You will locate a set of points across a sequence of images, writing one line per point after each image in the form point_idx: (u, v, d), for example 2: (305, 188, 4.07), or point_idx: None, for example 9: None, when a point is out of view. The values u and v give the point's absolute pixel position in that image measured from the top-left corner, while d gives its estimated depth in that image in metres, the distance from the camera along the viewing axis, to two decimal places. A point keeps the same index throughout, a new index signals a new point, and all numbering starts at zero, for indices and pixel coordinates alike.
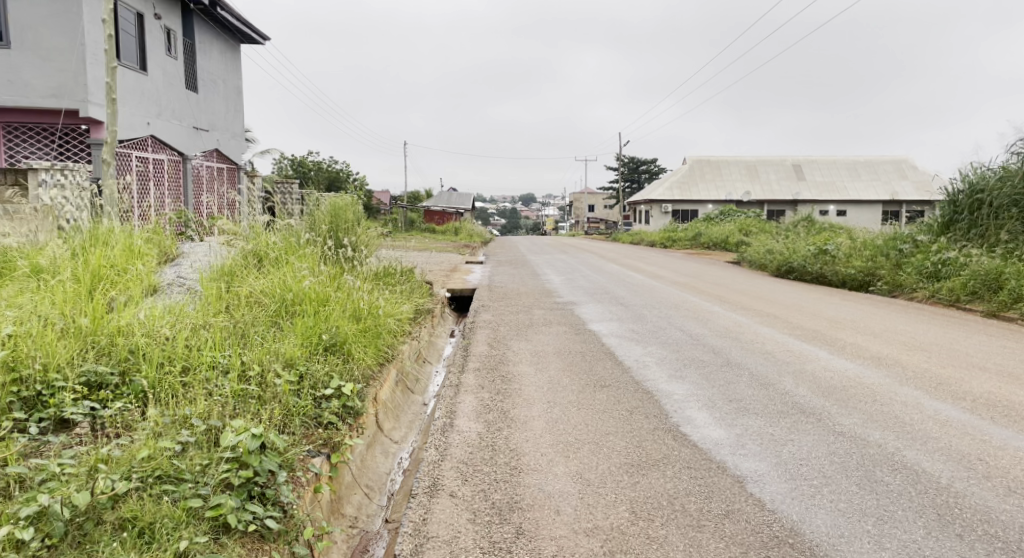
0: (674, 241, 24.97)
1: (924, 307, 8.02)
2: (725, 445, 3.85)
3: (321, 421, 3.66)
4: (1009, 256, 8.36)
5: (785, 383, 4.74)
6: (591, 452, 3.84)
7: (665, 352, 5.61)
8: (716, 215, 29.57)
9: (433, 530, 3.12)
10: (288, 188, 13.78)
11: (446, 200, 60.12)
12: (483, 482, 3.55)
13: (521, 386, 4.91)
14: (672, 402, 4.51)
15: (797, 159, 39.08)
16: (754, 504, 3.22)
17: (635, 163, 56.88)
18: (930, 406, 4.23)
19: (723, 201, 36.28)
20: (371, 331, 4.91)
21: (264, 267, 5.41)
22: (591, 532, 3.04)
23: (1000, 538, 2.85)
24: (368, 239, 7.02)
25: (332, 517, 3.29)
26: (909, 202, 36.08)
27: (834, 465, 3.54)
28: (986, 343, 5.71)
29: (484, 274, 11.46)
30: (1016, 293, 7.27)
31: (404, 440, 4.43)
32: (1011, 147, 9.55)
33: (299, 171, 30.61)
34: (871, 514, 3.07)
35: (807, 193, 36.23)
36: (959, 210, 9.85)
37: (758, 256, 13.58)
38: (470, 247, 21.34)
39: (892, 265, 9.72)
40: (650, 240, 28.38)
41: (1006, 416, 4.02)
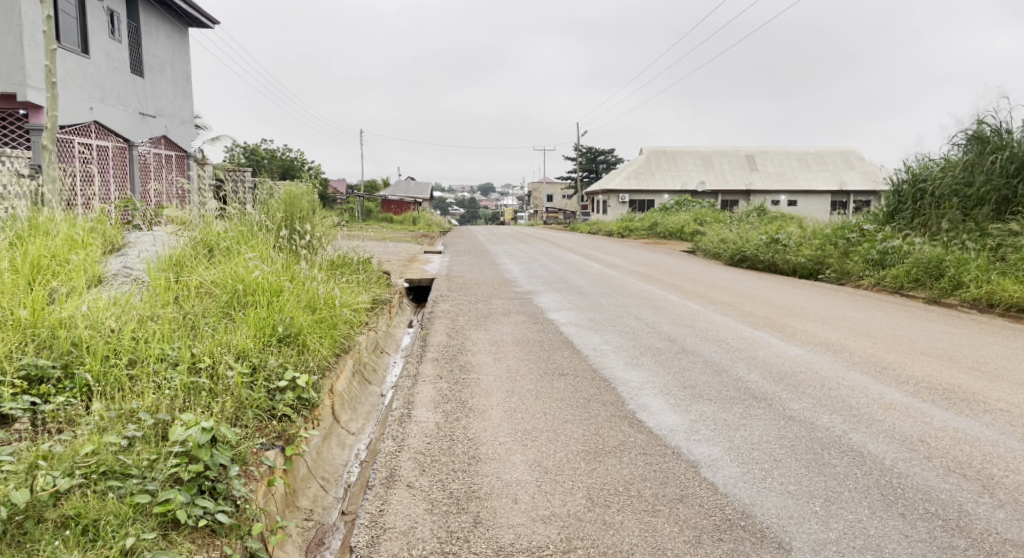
0: (629, 230, 25.31)
1: (870, 294, 8.25)
2: (680, 430, 3.92)
3: (274, 414, 3.62)
4: (950, 243, 8.69)
5: (737, 369, 4.83)
6: (549, 440, 3.87)
7: (622, 340, 5.67)
8: (671, 204, 29.99)
9: (390, 521, 3.11)
10: (242, 177, 12.95)
11: (405, 189, 59.75)
12: (441, 472, 3.55)
13: (478, 376, 4.89)
14: (629, 389, 4.57)
15: (749, 150, 39.87)
16: (707, 488, 3.29)
17: (593, 153, 57.34)
18: (875, 390, 4.36)
19: (678, 191, 36.84)
20: (327, 322, 4.83)
21: (216, 257, 5.23)
22: (548, 520, 3.07)
23: (940, 516, 2.97)
24: (323, 228, 6.87)
25: (287, 511, 3.25)
26: (856, 193, 37.15)
27: (783, 449, 3.63)
28: (929, 329, 5.90)
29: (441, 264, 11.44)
30: (955, 279, 7.57)
31: (361, 432, 4.38)
32: (951, 139, 9.92)
33: (252, 159, 29.99)
34: (819, 496, 3.17)
35: (758, 183, 36.99)
36: (903, 200, 10.29)
37: (713, 245, 13.81)
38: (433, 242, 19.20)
39: (840, 254, 9.98)
40: (606, 230, 28.74)
41: (946, 399, 4.16)
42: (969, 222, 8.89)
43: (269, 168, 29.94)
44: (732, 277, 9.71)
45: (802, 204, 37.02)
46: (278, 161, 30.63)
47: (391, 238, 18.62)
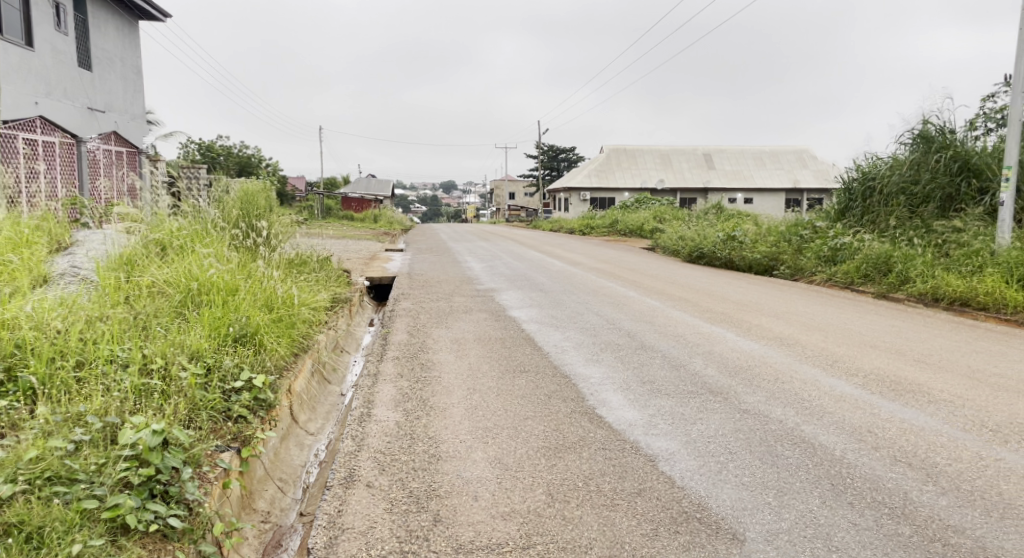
0: (590, 228, 25.51)
1: (822, 290, 8.46)
2: (638, 425, 3.97)
3: (229, 415, 3.55)
4: (897, 239, 8.96)
5: (694, 364, 4.91)
6: (509, 437, 3.88)
7: (583, 336, 5.70)
8: (631, 202, 30.31)
9: (348, 521, 3.09)
10: (196, 174, 12.63)
11: (365, 186, 59.21)
12: (401, 471, 3.53)
13: (439, 374, 4.88)
14: (590, 386, 4.60)
15: (708, 148, 40.49)
16: (665, 482, 3.34)
17: (556, 151, 57.60)
18: (826, 382, 4.47)
19: (638, 189, 37.25)
20: (285, 322, 4.76)
21: (169, 256, 5.11)
22: (508, 516, 3.08)
23: (886, 504, 3.06)
24: (281, 225, 6.77)
25: (242, 513, 3.20)
26: (810, 191, 37.99)
27: (738, 442, 3.71)
28: (878, 323, 6.08)
29: (402, 262, 11.40)
30: (902, 274, 7.80)
31: (320, 431, 4.33)
32: (898, 139, 10.23)
33: (207, 155, 29.40)
34: (771, 487, 3.24)
35: (716, 181, 37.58)
36: (853, 197, 10.59)
37: (672, 242, 14.01)
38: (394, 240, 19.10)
39: (793, 250, 10.21)
40: (568, 227, 28.92)
41: (893, 391, 4.29)
42: (915, 219, 9.17)
43: (224, 165, 29.41)
44: (691, 274, 9.85)
45: (759, 202, 37.75)
46: (234, 158, 30.10)
47: (351, 236, 18.47)
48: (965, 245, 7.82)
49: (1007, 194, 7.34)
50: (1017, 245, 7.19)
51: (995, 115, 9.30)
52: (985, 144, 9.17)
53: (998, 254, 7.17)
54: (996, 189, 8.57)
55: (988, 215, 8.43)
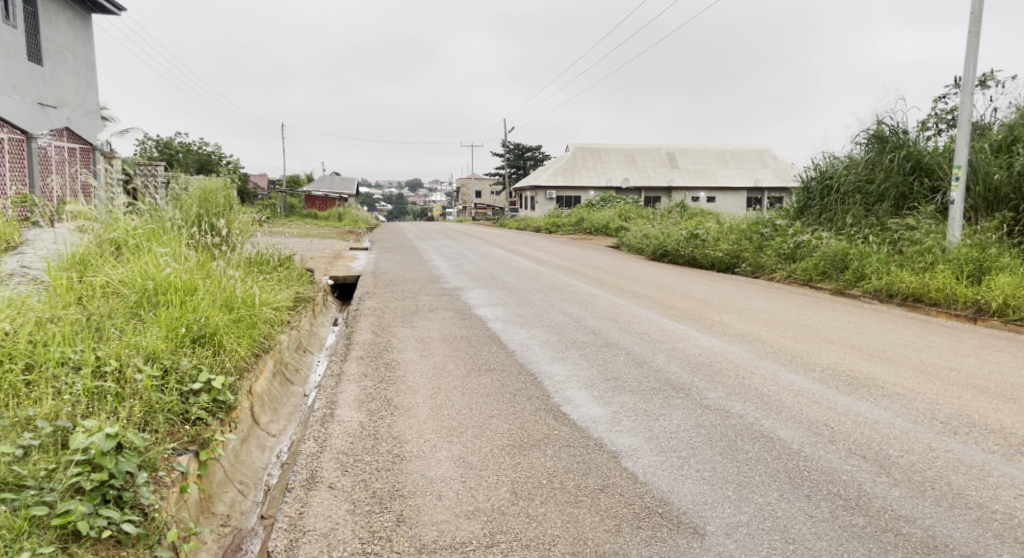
0: (556, 227, 25.61)
1: (782, 287, 8.61)
2: (602, 422, 4.00)
3: (187, 417, 3.48)
4: (853, 236, 9.17)
5: (658, 361, 4.96)
6: (474, 436, 3.87)
7: (548, 335, 5.71)
8: (596, 201, 30.51)
9: (310, 524, 3.05)
10: (152, 171, 12.36)
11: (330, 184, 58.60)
12: (364, 472, 3.50)
13: (404, 374, 4.85)
14: (555, 383, 4.62)
15: (672, 148, 40.95)
16: (628, 477, 3.37)
17: (523, 150, 57.72)
18: (785, 377, 4.56)
19: (603, 187, 37.50)
20: (245, 322, 4.68)
21: (124, 255, 4.98)
22: (471, 515, 3.08)
23: (841, 496, 3.13)
24: (241, 224, 6.67)
25: (201, 517, 3.14)
26: (770, 190, 38.59)
27: (700, 437, 3.76)
28: (836, 319, 6.21)
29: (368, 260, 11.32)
30: (859, 272, 7.98)
31: (282, 433, 4.27)
32: (854, 139, 10.46)
33: (166, 152, 28.82)
34: (732, 481, 3.29)
35: (679, 180, 38.00)
36: (812, 196, 10.82)
37: (636, 240, 14.15)
38: (359, 238, 18.97)
39: (754, 248, 10.38)
40: (534, 226, 29.00)
41: (849, 385, 4.39)
42: (871, 217, 9.39)
43: (184, 163, 28.89)
44: (655, 272, 9.94)
45: (721, 201, 38.24)
46: (193, 156, 29.57)
47: (315, 234, 18.27)
48: (917, 242, 8.03)
49: (956, 193, 7.56)
50: (966, 243, 7.41)
51: (946, 116, 9.58)
52: (937, 144, 9.44)
53: (949, 252, 7.38)
54: (946, 187, 8.83)
55: (939, 213, 8.68)
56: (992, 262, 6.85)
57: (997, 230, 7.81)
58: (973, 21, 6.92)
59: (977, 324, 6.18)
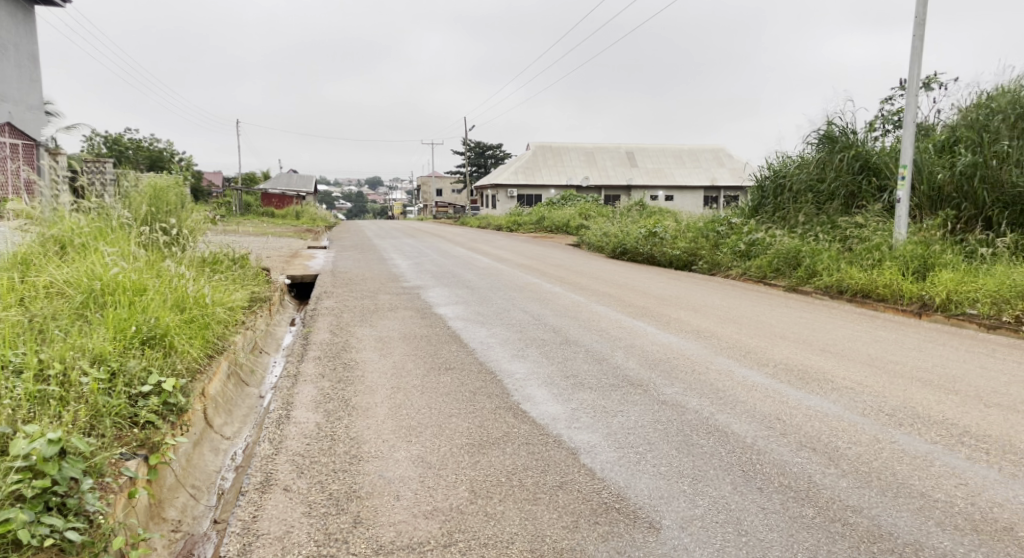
0: (517, 225, 25.66)
1: (738, 284, 8.76)
2: (561, 419, 4.02)
3: (136, 421, 3.39)
4: (805, 234, 9.38)
5: (616, 358, 5.00)
6: (433, 435, 3.85)
7: (508, 333, 5.71)
8: (557, 199, 30.66)
9: (264, 527, 3.00)
10: (101, 168, 12.00)
11: (288, 182, 57.79)
12: (320, 474, 3.45)
13: (363, 373, 4.80)
14: (514, 381, 4.62)
15: (631, 147, 41.40)
16: (586, 474, 3.39)
17: (485, 148, 57.72)
18: (739, 372, 4.64)
19: (563, 185, 37.67)
20: (198, 322, 4.57)
21: (69, 254, 4.83)
22: (429, 515, 3.06)
23: (792, 488, 3.20)
24: (193, 222, 6.52)
25: (151, 523, 3.06)
26: (726, 189, 39.23)
27: (656, 432, 3.80)
28: (789, 315, 6.34)
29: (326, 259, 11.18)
30: (810, 268, 8.17)
31: (237, 435, 4.18)
32: (806, 139, 10.71)
33: (115, 149, 28.14)
34: (687, 475, 3.33)
35: (638, 179, 38.42)
36: (765, 195, 11.05)
37: (596, 238, 14.27)
38: (317, 237, 18.74)
39: (710, 246, 10.56)
40: (495, 224, 29.02)
41: (801, 379, 4.49)
42: (822, 215, 9.63)
43: (134, 160, 28.24)
44: (615, 269, 10.03)
45: (678, 200, 38.73)
46: (144, 153, 28.95)
47: (270, 232, 18.01)
48: (866, 240, 8.27)
49: (902, 192, 7.80)
50: (912, 240, 7.65)
51: (892, 117, 9.87)
52: (883, 144, 9.73)
53: (895, 249, 7.61)
54: (893, 187, 9.11)
55: (886, 211, 8.94)
56: (935, 259, 7.09)
57: (940, 228, 8.09)
58: (917, 24, 7.13)
59: (922, 319, 6.39)
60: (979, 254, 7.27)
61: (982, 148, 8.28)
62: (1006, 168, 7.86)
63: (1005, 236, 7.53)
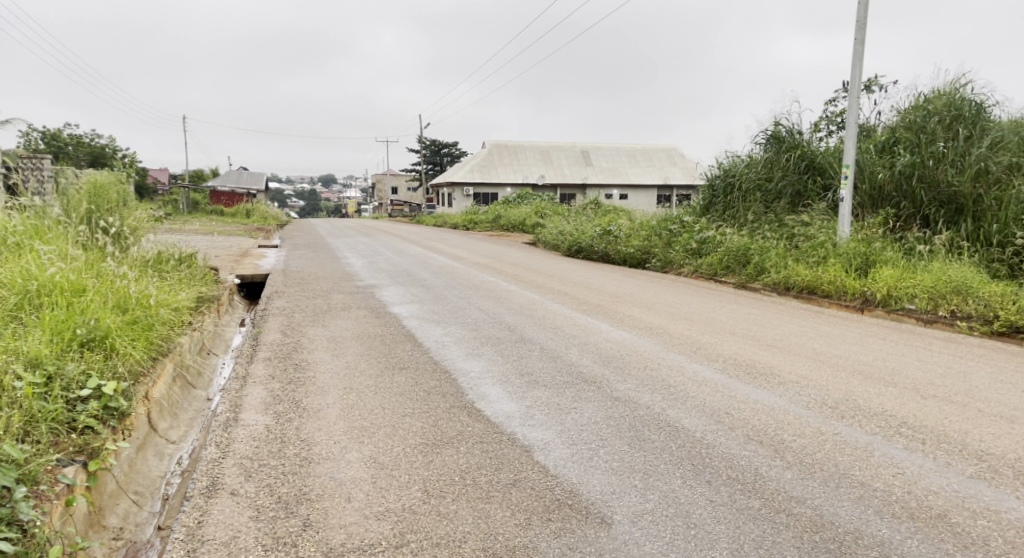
0: (474, 224, 25.61)
1: (689, 281, 8.91)
2: (516, 417, 4.02)
3: (75, 426, 3.27)
4: (753, 232, 9.59)
5: (571, 355, 5.03)
6: (386, 436, 3.81)
7: (464, 331, 5.70)
8: (513, 197, 30.68)
9: (210, 533, 2.93)
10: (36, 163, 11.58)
11: (239, 179, 56.62)
12: (269, 477, 3.38)
13: (314, 374, 4.72)
14: (469, 380, 4.61)
15: (586, 146, 41.75)
16: (539, 471, 3.40)
17: (440, 146, 57.45)
18: (690, 368, 4.72)
19: (518, 184, 37.76)
20: (141, 324, 4.44)
21: (3, 253, 4.63)
22: (381, 516, 3.02)
23: (739, 480, 3.26)
24: (136, 221, 6.33)
25: (90, 531, 2.95)
26: (679, 188, 39.81)
27: (609, 428, 3.83)
28: (738, 312, 6.47)
29: (277, 258, 10.99)
30: (759, 266, 8.35)
31: (183, 439, 4.05)
32: (754, 139, 10.95)
33: (53, 144, 27.27)
34: (639, 470, 3.37)
35: (593, 177, 38.73)
36: (716, 193, 11.25)
37: (552, 236, 14.34)
38: (265, 234, 18.44)
39: (663, 244, 10.72)
40: (451, 223, 28.92)
41: (749, 374, 4.59)
42: (770, 213, 9.86)
43: (74, 156, 27.41)
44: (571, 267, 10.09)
45: (632, 198, 39.15)
46: (84, 148, 28.12)
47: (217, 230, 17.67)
48: (812, 237, 8.49)
49: (845, 191, 8.03)
50: (854, 238, 7.89)
51: (836, 118, 10.16)
52: (828, 144, 10.00)
53: (839, 246, 7.83)
54: (837, 186, 9.38)
55: (831, 210, 9.20)
56: (877, 256, 7.33)
57: (882, 226, 8.36)
58: (858, 28, 7.33)
59: (865, 314, 6.59)
60: (917, 252, 7.54)
61: (919, 149, 8.59)
62: (942, 168, 8.18)
63: (941, 234, 7.82)
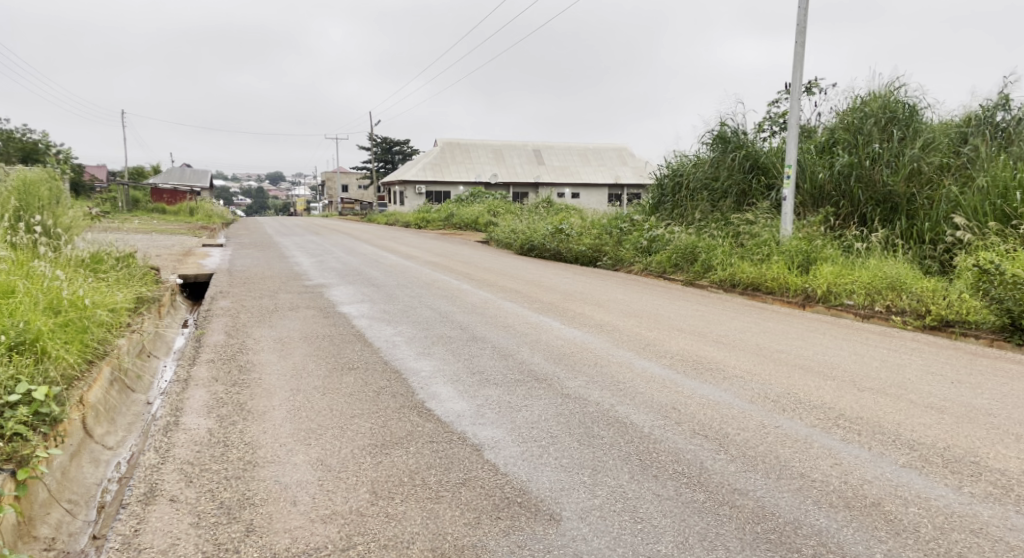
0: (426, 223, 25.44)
1: (639, 279, 9.03)
2: (466, 416, 4.00)
3: (1, 434, 3.13)
4: (700, 230, 9.77)
5: (522, 353, 5.04)
6: (334, 437, 3.75)
7: (415, 330, 5.65)
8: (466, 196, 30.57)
9: (147, 541, 2.83)
10: None
11: (184, 176, 55.11)
12: (211, 482, 3.29)
13: (260, 376, 4.61)
14: (419, 379, 4.57)
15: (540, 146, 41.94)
16: (489, 469, 3.39)
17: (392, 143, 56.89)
18: (639, 364, 4.78)
19: (471, 182, 37.72)
20: (75, 327, 4.27)
21: None
22: (327, 519, 2.97)
23: (685, 474, 3.31)
24: (70, 220, 6.09)
25: (18, 543, 2.82)
26: (630, 188, 40.30)
27: (559, 425, 3.84)
28: (685, 309, 6.58)
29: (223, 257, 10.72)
30: (706, 264, 8.52)
31: (121, 444, 3.90)
32: (701, 138, 11.15)
33: None
34: (587, 467, 3.39)
35: (546, 176, 38.89)
36: (665, 192, 11.42)
37: (505, 235, 14.36)
38: (209, 233, 17.98)
39: (614, 242, 10.85)
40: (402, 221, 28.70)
41: (696, 369, 4.66)
42: (717, 212, 10.08)
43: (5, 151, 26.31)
44: (523, 266, 10.10)
45: (585, 197, 39.46)
46: (17, 144, 27.02)
47: (157, 229, 17.16)
48: (756, 235, 8.70)
49: (788, 190, 8.26)
50: (796, 236, 8.11)
51: (779, 119, 10.43)
52: (771, 144, 10.26)
53: (782, 244, 8.04)
54: (780, 185, 9.63)
55: (774, 209, 9.44)
56: (818, 254, 7.56)
57: (822, 224, 8.62)
58: (799, 32, 7.53)
59: (806, 310, 6.78)
60: (855, 249, 7.81)
61: (857, 150, 8.88)
62: (878, 168, 8.48)
63: (877, 231, 8.11)
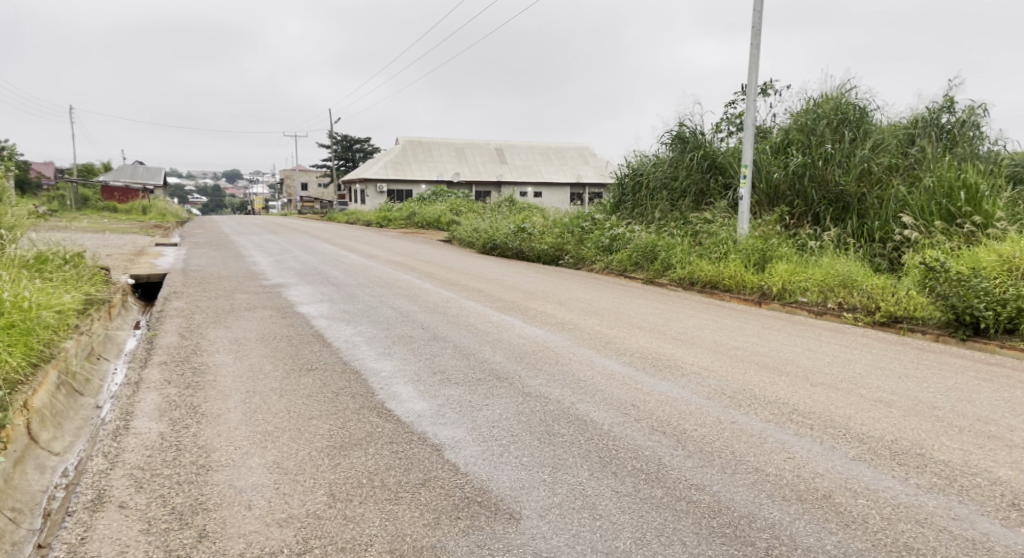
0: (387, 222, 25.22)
1: (600, 277, 9.09)
2: (426, 416, 3.98)
3: None
4: (660, 229, 9.88)
5: (483, 352, 5.03)
6: (291, 439, 3.68)
7: (376, 330, 5.60)
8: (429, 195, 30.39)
9: (94, 549, 2.75)
10: None
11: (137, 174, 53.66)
12: (162, 487, 3.20)
13: (215, 378, 4.51)
14: (379, 380, 4.52)
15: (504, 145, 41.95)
16: (449, 469, 3.37)
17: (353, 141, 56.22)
18: (599, 362, 4.81)
19: (434, 182, 37.58)
20: (18, 329, 4.13)
21: None
22: (283, 523, 2.92)
23: (643, 470, 3.34)
24: (13, 219, 5.88)
25: None
26: (592, 187, 40.57)
27: (520, 424, 3.84)
28: (645, 306, 6.64)
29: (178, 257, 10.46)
30: (666, 262, 8.61)
31: (68, 450, 3.77)
32: (660, 139, 11.28)
33: None
34: (547, 465, 3.40)
35: (509, 175, 38.89)
36: (626, 191, 11.51)
37: (467, 234, 14.32)
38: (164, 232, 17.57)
39: (576, 241, 10.92)
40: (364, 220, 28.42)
41: (655, 367, 4.71)
42: (676, 211, 10.21)
43: None
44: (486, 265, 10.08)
45: (548, 197, 39.59)
46: None
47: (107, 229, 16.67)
48: (714, 234, 8.84)
49: (745, 190, 8.41)
50: (752, 234, 8.26)
51: (736, 120, 10.61)
52: (729, 144, 10.42)
53: (739, 242, 8.17)
54: (737, 185, 9.79)
55: (732, 208, 9.60)
56: (773, 252, 7.71)
57: (777, 222, 8.79)
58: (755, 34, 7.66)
59: (762, 307, 6.91)
60: (809, 247, 7.99)
61: (811, 151, 9.09)
62: (830, 169, 8.69)
63: (830, 230, 8.31)
